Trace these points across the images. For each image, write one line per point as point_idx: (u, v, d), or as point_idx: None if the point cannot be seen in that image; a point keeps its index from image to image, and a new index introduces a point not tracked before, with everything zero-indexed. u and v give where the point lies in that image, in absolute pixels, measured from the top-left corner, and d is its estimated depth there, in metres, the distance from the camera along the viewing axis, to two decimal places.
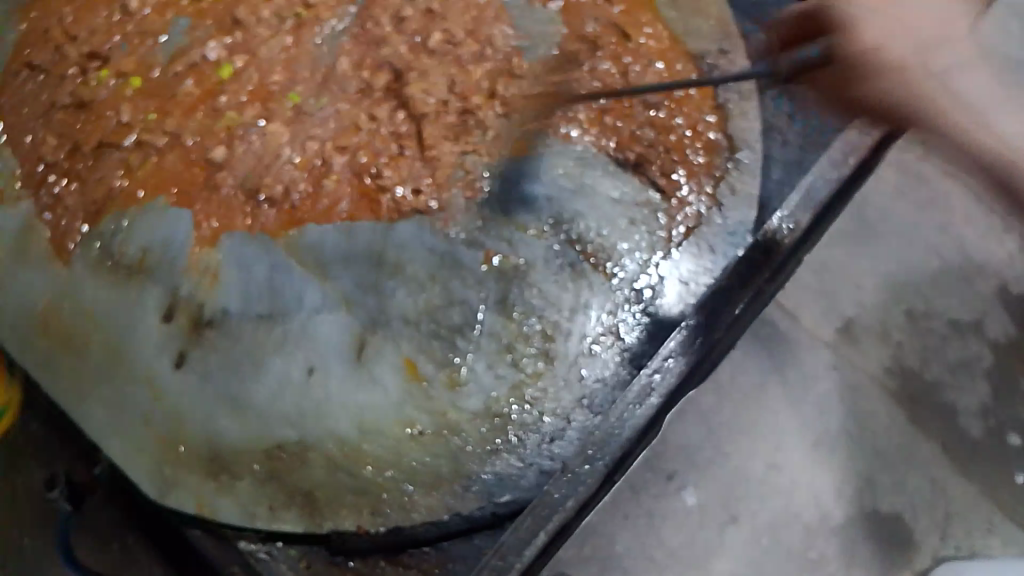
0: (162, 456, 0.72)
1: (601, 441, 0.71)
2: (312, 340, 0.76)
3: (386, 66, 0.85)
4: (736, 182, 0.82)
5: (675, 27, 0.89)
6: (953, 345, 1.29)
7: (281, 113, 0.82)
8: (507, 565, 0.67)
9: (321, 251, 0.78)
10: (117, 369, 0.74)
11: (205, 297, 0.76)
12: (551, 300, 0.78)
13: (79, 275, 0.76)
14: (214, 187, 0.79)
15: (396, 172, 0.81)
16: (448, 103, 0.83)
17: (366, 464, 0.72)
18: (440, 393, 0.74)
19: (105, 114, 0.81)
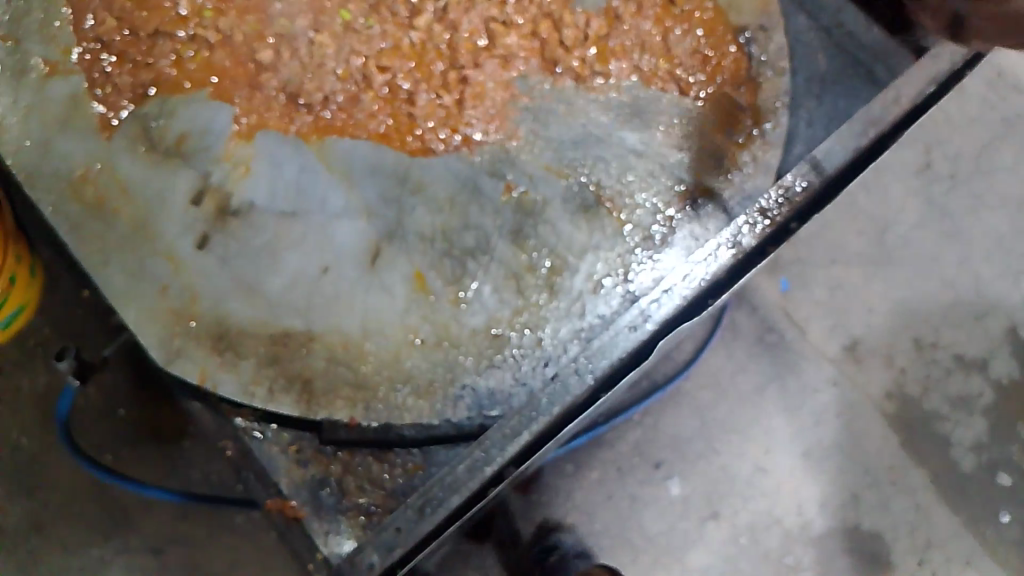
0: (172, 328, 0.74)
1: (598, 352, 0.77)
2: (331, 241, 0.79)
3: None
4: (757, 153, 0.85)
5: (720, 1, 0.90)
6: (956, 379, 1.43)
7: (330, 26, 0.84)
8: (488, 459, 0.72)
9: (350, 160, 0.81)
10: (142, 241, 0.77)
11: (234, 187, 0.80)
12: (563, 238, 0.81)
13: (117, 150, 0.80)
14: (257, 88, 0.82)
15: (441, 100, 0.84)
16: (491, 39, 0.86)
17: (365, 361, 0.74)
18: (444, 307, 0.77)
19: (162, 5, 0.83)
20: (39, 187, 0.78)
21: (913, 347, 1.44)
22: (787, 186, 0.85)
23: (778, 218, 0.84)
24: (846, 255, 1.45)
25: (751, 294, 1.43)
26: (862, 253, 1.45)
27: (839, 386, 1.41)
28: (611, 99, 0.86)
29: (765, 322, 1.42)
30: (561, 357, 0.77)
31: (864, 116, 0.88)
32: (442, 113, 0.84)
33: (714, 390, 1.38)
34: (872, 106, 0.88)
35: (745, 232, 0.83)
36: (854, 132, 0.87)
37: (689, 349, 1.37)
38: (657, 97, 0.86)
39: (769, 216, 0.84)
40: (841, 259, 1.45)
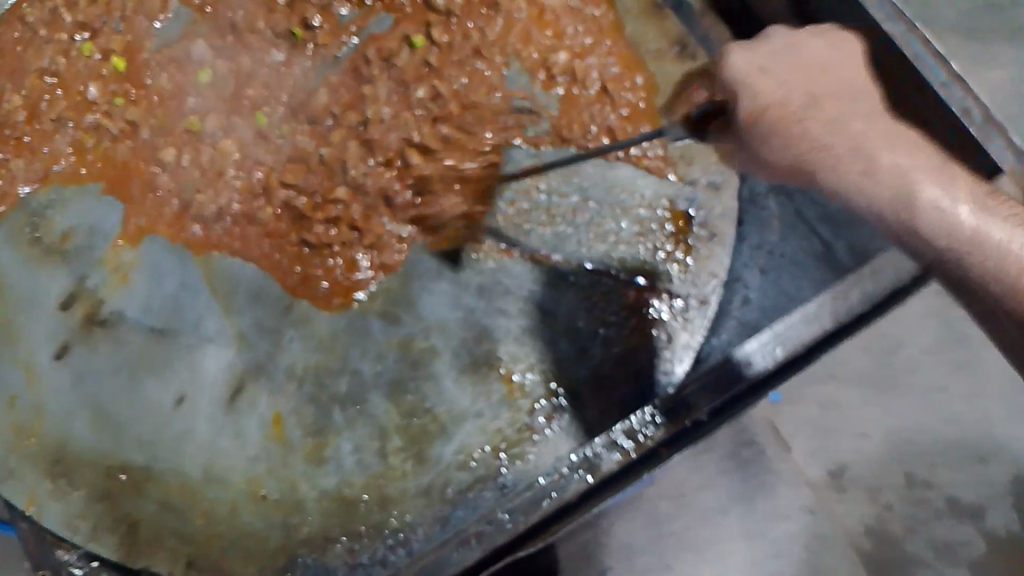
0: (12, 443, 0.72)
1: None
2: (193, 369, 0.74)
3: (360, 108, 0.80)
4: (680, 333, 0.76)
5: (674, 151, 0.81)
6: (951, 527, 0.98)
7: (241, 130, 0.79)
8: None
9: (232, 282, 0.76)
10: (2, 344, 0.74)
11: (106, 294, 0.76)
12: (445, 399, 0.74)
13: (1, 239, 0.77)
14: (150, 188, 0.78)
15: (338, 234, 0.77)
16: (406, 168, 0.79)
17: (200, 513, 0.70)
18: (297, 462, 0.72)
19: (75, 89, 0.81)
20: None
21: (901, 484, 0.99)
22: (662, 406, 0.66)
23: (648, 443, 0.65)
24: (843, 370, 1.02)
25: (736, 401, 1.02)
26: (863, 372, 1.02)
27: (815, 515, 0.98)
28: (526, 248, 0.78)
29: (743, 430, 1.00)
30: (411, 539, 0.70)
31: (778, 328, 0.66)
32: (334, 244, 0.77)
33: (675, 505, 0.97)
34: (797, 319, 0.65)
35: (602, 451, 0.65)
36: (766, 347, 0.65)
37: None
38: (580, 248, 0.79)
39: (635, 439, 0.65)
40: (840, 374, 1.02)
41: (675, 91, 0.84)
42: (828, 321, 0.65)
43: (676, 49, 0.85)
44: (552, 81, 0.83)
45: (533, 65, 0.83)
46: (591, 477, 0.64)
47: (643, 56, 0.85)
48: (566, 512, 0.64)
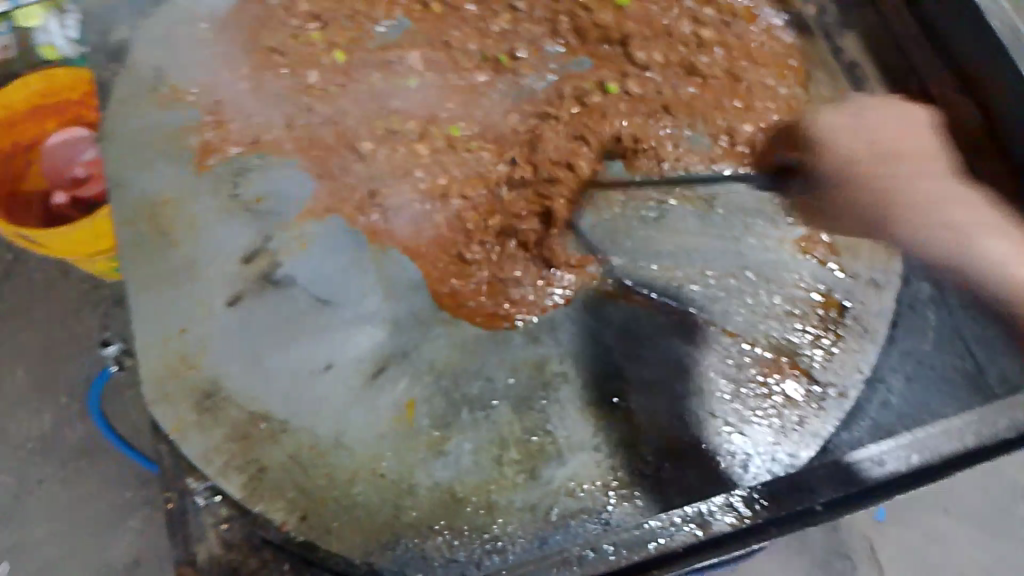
0: (173, 370, 0.78)
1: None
2: (345, 342, 0.79)
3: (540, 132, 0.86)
4: (812, 419, 0.76)
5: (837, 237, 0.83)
6: None
7: (435, 137, 0.87)
8: None
9: (395, 271, 0.82)
10: (184, 281, 0.81)
11: (284, 257, 0.82)
12: (569, 425, 0.77)
13: (202, 187, 0.85)
14: (345, 173, 0.85)
15: (499, 273, 0.83)
16: (575, 202, 0.85)
17: (322, 474, 0.74)
18: (419, 450, 0.75)
19: (298, 72, 0.90)
20: (123, 198, 0.84)
21: None
22: (784, 482, 0.72)
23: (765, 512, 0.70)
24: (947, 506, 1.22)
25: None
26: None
27: None
28: (675, 301, 0.81)
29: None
30: (508, 549, 0.72)
31: (913, 437, 0.73)
32: (501, 264, 0.83)
33: None
34: (935, 432, 0.73)
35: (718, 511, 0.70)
36: (899, 452, 0.72)
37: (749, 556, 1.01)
38: (728, 312, 0.80)
39: (752, 508, 0.70)
40: None
41: None
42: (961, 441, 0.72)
43: None
44: (733, 148, 0.87)
45: (717, 130, 0.87)
46: (701, 532, 0.69)
47: None
48: (674, 561, 0.69)
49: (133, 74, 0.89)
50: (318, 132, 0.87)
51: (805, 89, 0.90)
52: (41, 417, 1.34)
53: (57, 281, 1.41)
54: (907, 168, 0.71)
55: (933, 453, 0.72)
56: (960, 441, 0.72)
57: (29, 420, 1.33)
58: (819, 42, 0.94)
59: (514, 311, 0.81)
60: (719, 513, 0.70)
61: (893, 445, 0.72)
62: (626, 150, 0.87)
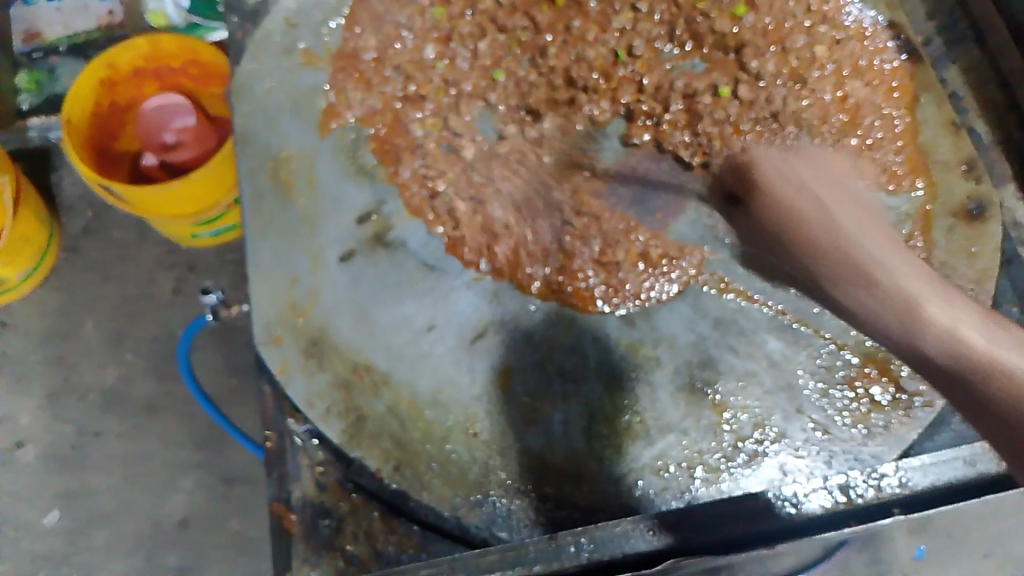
0: (283, 315, 0.82)
1: (607, 536, 0.69)
2: (449, 307, 0.82)
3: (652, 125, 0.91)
4: (898, 425, 0.78)
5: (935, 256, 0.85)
6: None
7: (545, 122, 0.90)
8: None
9: (500, 244, 0.86)
10: (300, 234, 0.85)
11: (396, 221, 0.86)
12: (657, 406, 0.79)
13: (324, 148, 0.88)
14: (457, 148, 0.89)
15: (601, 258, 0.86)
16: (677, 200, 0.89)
17: (418, 427, 0.77)
18: (512, 413, 0.78)
19: (419, 47, 0.92)
20: (249, 150, 0.88)
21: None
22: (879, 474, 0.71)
23: (859, 499, 0.69)
24: None
25: (881, 545, 1.11)
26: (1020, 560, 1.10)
27: None
28: (770, 298, 0.83)
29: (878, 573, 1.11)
30: (590, 516, 0.75)
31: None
32: (602, 250, 0.86)
33: None
34: None
35: (807, 494, 0.70)
36: (988, 455, 0.70)
37: (789, 565, 1.09)
38: (821, 315, 0.83)
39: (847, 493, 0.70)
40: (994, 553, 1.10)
41: (952, 203, 0.87)
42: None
43: (963, 165, 0.88)
44: (836, 160, 0.89)
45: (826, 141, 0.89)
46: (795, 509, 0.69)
47: (928, 161, 0.89)
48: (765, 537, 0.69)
49: (263, 32, 0.91)
50: (435, 108, 0.91)
51: (911, 110, 0.91)
52: (103, 374, 1.25)
53: (132, 241, 1.31)
54: (882, 293, 0.71)
55: None
56: None
57: (88, 371, 1.26)
58: (928, 67, 0.93)
59: (604, 302, 0.84)
60: (810, 494, 0.70)
61: (987, 451, 0.70)
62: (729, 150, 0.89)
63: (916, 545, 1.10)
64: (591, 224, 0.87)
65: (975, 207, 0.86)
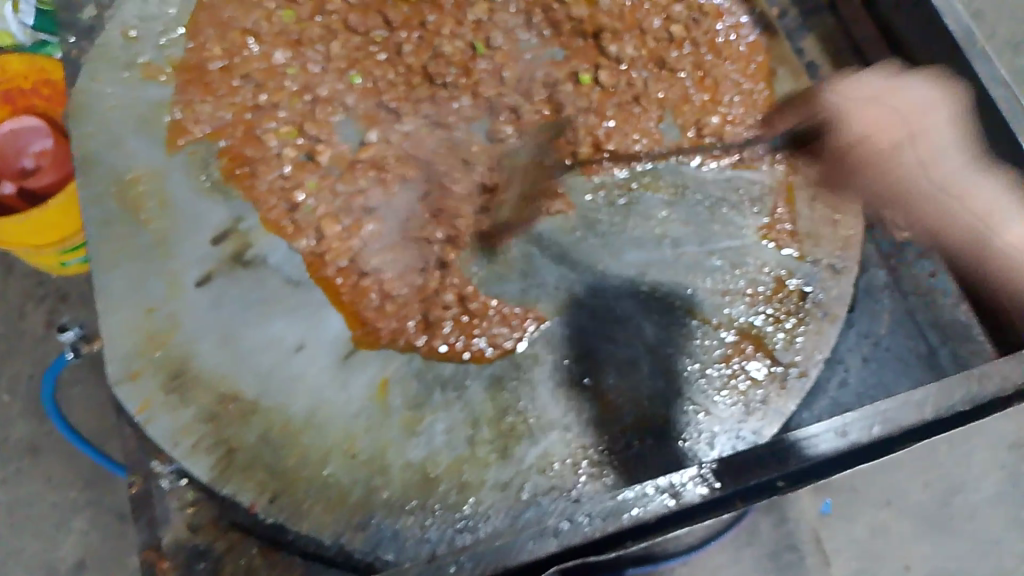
0: (140, 350, 0.77)
1: (485, 551, 0.61)
2: (317, 323, 0.79)
3: (517, 116, 0.88)
4: (778, 398, 0.79)
5: (802, 225, 0.86)
6: None
7: (409, 120, 0.86)
8: None
9: (363, 250, 0.81)
10: (152, 259, 0.80)
11: (256, 236, 0.82)
12: (540, 405, 0.77)
13: (175, 165, 0.83)
14: (315, 155, 0.84)
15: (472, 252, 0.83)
16: (544, 187, 0.87)
17: (294, 454, 0.74)
18: (393, 428, 0.75)
19: (268, 53, 0.87)
20: (91, 174, 0.82)
21: None
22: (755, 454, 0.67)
23: (736, 481, 0.66)
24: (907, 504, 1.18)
25: (787, 504, 1.11)
26: (915, 507, 1.11)
27: None
28: (645, 284, 0.83)
29: (788, 533, 1.10)
30: (479, 527, 0.72)
31: (879, 405, 0.67)
32: (470, 253, 0.83)
33: None
34: (896, 402, 0.67)
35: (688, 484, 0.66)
36: (862, 420, 0.67)
37: (701, 534, 1.03)
38: (695, 294, 0.83)
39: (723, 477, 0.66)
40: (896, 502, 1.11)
41: (811, 175, 0.88)
42: (924, 411, 0.67)
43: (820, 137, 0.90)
44: (701, 140, 0.89)
45: (687, 122, 0.90)
46: (673, 502, 0.65)
47: (785, 136, 0.90)
48: (639, 535, 0.65)
49: (103, 49, 0.86)
50: (290, 115, 0.85)
51: (768, 86, 0.92)
52: None
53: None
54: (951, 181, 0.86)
55: (893, 424, 0.66)
56: (921, 412, 0.67)
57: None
58: (784, 40, 0.94)
59: (476, 304, 0.81)
60: (687, 483, 0.66)
61: (861, 414, 0.67)
62: (595, 139, 0.88)
63: (821, 500, 1.10)
64: (459, 223, 0.84)
65: (833, 177, 0.88)
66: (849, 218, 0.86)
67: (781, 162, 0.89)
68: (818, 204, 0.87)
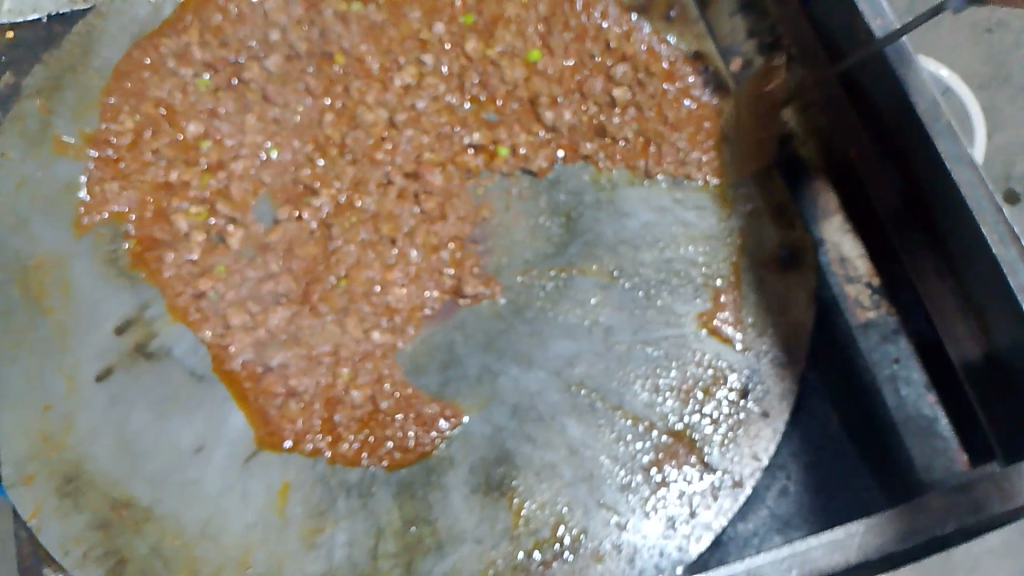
0: (34, 450, 0.73)
1: None
2: (219, 422, 0.75)
3: (444, 188, 0.83)
4: (710, 507, 0.72)
5: (746, 313, 0.79)
6: None
7: (327, 195, 0.81)
8: None
9: (271, 341, 0.78)
10: (53, 352, 0.76)
11: (160, 325, 0.78)
12: (449, 514, 0.72)
13: (80, 249, 0.79)
14: (226, 236, 0.80)
15: (389, 342, 0.78)
16: (469, 264, 0.81)
17: (187, 568, 0.70)
18: (291, 539, 0.71)
19: (179, 125, 0.84)
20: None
21: None
22: None
23: None
24: None
25: None
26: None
27: None
28: (573, 377, 0.77)
29: None
30: None
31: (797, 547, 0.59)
32: (383, 344, 0.78)
33: None
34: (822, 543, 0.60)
35: None
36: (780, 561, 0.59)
37: None
38: (626, 391, 0.77)
39: None
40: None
41: (760, 253, 0.81)
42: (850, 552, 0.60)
43: (772, 210, 0.83)
44: (642, 214, 0.83)
45: (623, 193, 0.84)
46: None
47: (733, 210, 0.84)
48: None
49: (14, 121, 0.80)
50: (203, 194, 0.82)
51: (718, 151, 0.86)
52: None
53: None
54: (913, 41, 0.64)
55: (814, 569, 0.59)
56: (851, 552, 0.60)
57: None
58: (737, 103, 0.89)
59: (384, 402, 0.76)
60: None
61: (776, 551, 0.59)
62: (526, 215, 0.83)
63: None
64: (373, 309, 0.79)
65: (785, 253, 0.81)
66: (800, 300, 0.79)
67: (728, 240, 0.83)
68: (766, 286, 0.80)
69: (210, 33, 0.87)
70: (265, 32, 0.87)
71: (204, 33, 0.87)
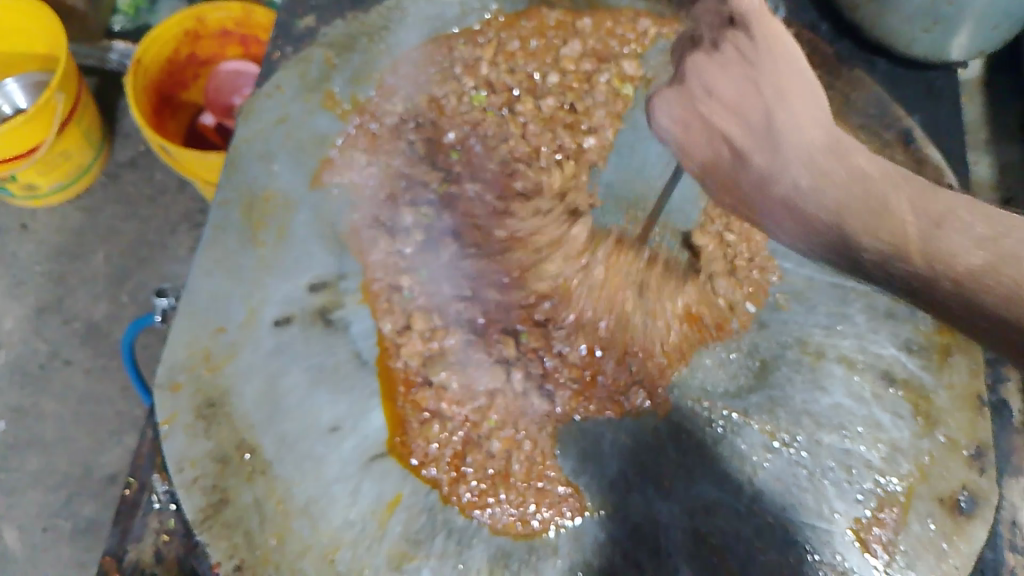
0: (193, 363, 0.76)
1: None
2: (364, 411, 0.76)
3: (652, 289, 0.83)
4: None
5: (900, 541, 0.74)
6: None
7: (545, 241, 0.85)
8: None
9: (440, 358, 0.79)
10: (248, 282, 0.79)
11: (348, 299, 0.80)
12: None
13: (307, 200, 0.83)
14: (441, 246, 0.84)
15: (545, 413, 0.78)
16: (643, 368, 0.81)
17: (273, 535, 0.70)
18: (379, 553, 0.71)
19: (439, 125, 0.88)
20: (231, 179, 0.83)
21: None
22: None
23: None
24: None
25: None
26: None
27: None
28: (704, 524, 0.74)
29: None
30: None
31: None
32: (536, 410, 0.78)
33: None
34: None
35: None
36: None
37: None
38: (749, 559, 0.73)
39: None
40: None
41: (939, 488, 0.75)
42: None
43: (970, 450, 0.76)
44: (839, 393, 0.79)
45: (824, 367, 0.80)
46: None
47: (933, 433, 0.77)
48: None
49: (301, 64, 0.88)
50: (437, 199, 0.85)
51: (937, 369, 0.80)
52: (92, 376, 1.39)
53: (162, 237, 1.49)
54: (780, 115, 0.56)
55: None
56: None
57: (83, 300, 1.44)
58: None
59: (516, 466, 0.76)
60: None
61: None
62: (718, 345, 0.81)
63: None
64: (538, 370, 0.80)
65: (966, 501, 0.75)
66: (960, 557, 0.72)
67: (914, 459, 0.76)
68: (934, 526, 0.74)
69: (502, 55, 0.91)
70: (547, 73, 0.91)
71: (498, 53, 0.91)
